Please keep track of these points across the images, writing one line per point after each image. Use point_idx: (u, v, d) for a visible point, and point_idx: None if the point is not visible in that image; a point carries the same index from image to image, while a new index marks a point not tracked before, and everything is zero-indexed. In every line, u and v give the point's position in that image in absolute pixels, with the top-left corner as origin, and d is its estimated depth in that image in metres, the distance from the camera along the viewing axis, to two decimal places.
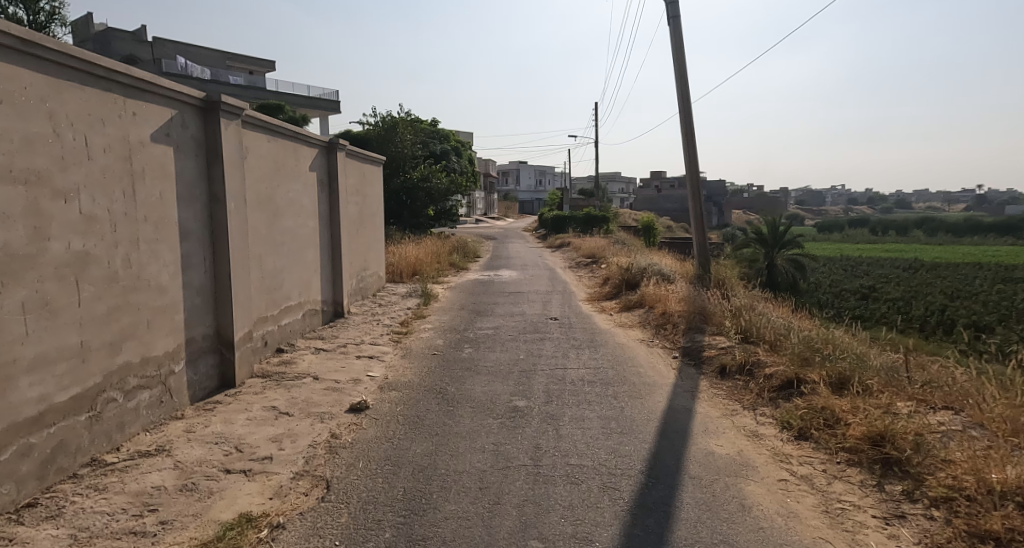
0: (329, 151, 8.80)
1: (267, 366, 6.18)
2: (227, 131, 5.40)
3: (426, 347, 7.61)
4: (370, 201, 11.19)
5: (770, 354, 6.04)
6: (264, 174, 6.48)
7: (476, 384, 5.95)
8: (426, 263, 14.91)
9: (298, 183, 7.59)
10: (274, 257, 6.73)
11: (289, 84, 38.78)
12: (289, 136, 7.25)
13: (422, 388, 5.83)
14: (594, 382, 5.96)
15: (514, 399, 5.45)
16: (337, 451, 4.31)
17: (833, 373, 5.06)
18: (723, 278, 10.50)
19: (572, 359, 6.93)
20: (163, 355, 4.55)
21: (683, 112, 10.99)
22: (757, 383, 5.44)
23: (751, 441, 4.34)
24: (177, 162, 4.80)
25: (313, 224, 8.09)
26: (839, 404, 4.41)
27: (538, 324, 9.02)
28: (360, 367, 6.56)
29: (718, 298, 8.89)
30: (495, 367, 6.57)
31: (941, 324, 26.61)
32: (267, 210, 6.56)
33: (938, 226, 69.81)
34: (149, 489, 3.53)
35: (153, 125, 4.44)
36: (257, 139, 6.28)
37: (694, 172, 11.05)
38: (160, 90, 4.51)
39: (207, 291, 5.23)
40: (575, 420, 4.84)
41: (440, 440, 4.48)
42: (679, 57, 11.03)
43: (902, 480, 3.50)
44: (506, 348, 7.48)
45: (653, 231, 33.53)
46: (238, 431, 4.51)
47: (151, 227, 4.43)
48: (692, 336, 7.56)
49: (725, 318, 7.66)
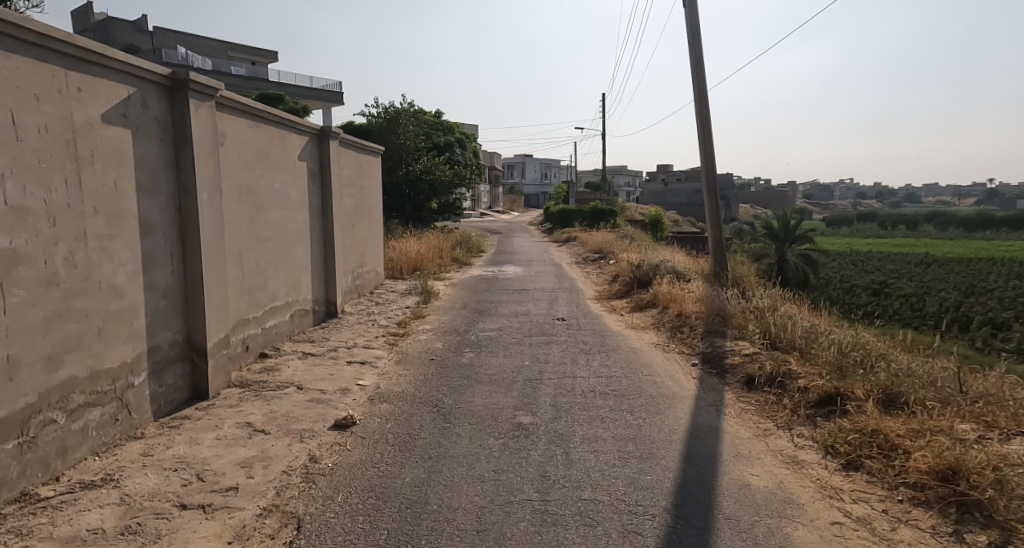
0: (321, 139, 8.23)
1: (247, 373, 5.63)
2: (199, 114, 4.83)
3: (424, 351, 7.04)
4: (367, 195, 10.61)
5: (802, 364, 5.44)
6: (244, 162, 5.90)
7: (476, 395, 5.39)
8: (428, 259, 14.33)
9: (285, 173, 7.01)
10: (256, 253, 6.16)
11: (292, 75, 38.16)
12: (274, 121, 6.68)
13: (417, 401, 5.27)
14: (606, 394, 5.39)
15: (519, 415, 4.87)
16: (314, 479, 3.74)
17: (879, 389, 4.46)
18: (740, 277, 9.88)
19: (582, 366, 6.35)
20: (119, 368, 3.99)
21: (699, 100, 10.36)
22: (790, 397, 4.85)
23: (793, 471, 3.75)
24: (137, 147, 4.23)
25: (302, 217, 7.53)
26: (894, 427, 3.82)
27: (544, 325, 8.45)
28: (350, 375, 6.00)
29: (738, 299, 8.26)
30: (497, 376, 6.00)
31: (956, 322, 25.86)
32: (247, 203, 5.99)
33: (949, 221, 68.76)
34: (84, 533, 2.97)
35: (105, 104, 3.87)
36: (236, 125, 5.72)
37: (710, 164, 10.42)
38: (114, 64, 3.94)
39: (174, 292, 4.68)
40: (587, 443, 4.26)
41: (434, 467, 3.91)
42: (696, 42, 10.40)
43: (985, 530, 2.91)
44: (510, 353, 6.92)
45: (660, 226, 33.00)
46: (204, 454, 3.95)
47: (104, 221, 3.87)
48: (711, 340, 6.95)
49: (749, 322, 7.04)
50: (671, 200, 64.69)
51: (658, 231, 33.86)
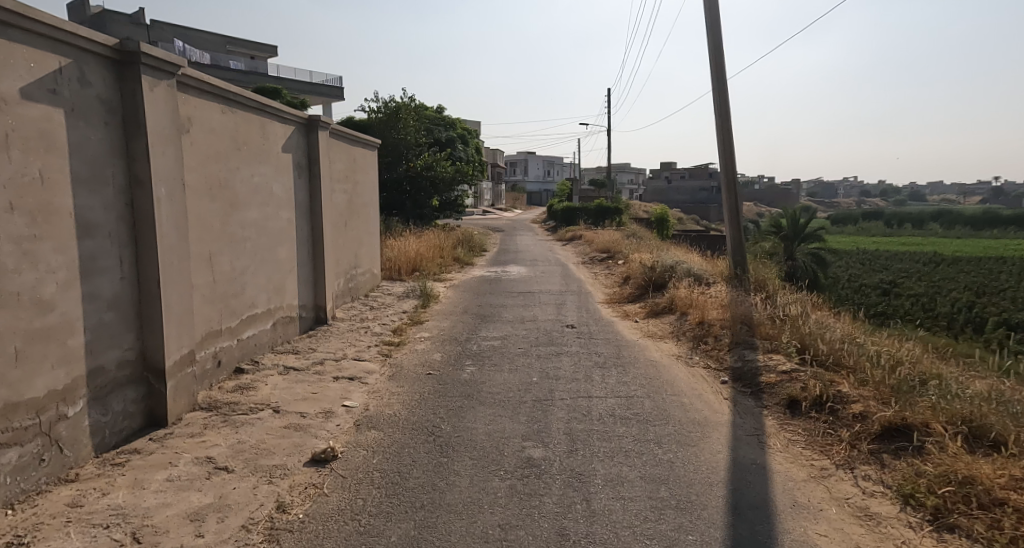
0: (309, 130, 7.51)
1: (217, 394, 4.93)
2: (155, 95, 4.14)
3: (420, 365, 6.33)
4: (362, 191, 9.90)
5: (855, 386, 4.71)
6: (214, 153, 5.19)
7: (477, 420, 4.69)
8: (428, 259, 13.62)
9: (266, 166, 6.30)
10: (229, 256, 5.46)
11: (291, 70, 37.40)
12: (251, 107, 5.95)
13: (409, 427, 4.57)
14: (628, 419, 4.70)
15: (528, 447, 4.16)
16: (278, 538, 3.05)
17: (960, 424, 3.75)
18: (763, 280, 9.17)
19: (597, 384, 5.64)
20: (47, 397, 3.29)
21: (717, 91, 9.63)
22: (847, 428, 4.14)
23: (868, 528, 3.05)
24: (74, 131, 3.54)
25: (286, 216, 6.82)
26: (994, 476, 3.12)
27: (553, 333, 7.76)
28: (336, 394, 5.30)
29: (765, 306, 7.53)
30: (502, 395, 5.30)
31: (969, 322, 25.14)
32: (219, 199, 5.27)
33: (955, 220, 67.93)
34: None
35: (25, 75, 3.20)
36: (205, 111, 5.03)
37: (729, 158, 9.69)
38: (38, 28, 3.28)
39: (124, 303, 3.98)
40: (610, 486, 3.56)
41: (426, 520, 3.21)
42: (714, 27, 9.67)
43: None
44: (515, 367, 6.23)
45: (665, 223, 32.23)
46: (148, 502, 3.26)
47: (24, 219, 3.18)
48: (740, 353, 6.24)
49: (783, 333, 6.32)
50: (675, 198, 63.91)
51: (664, 230, 33.00)
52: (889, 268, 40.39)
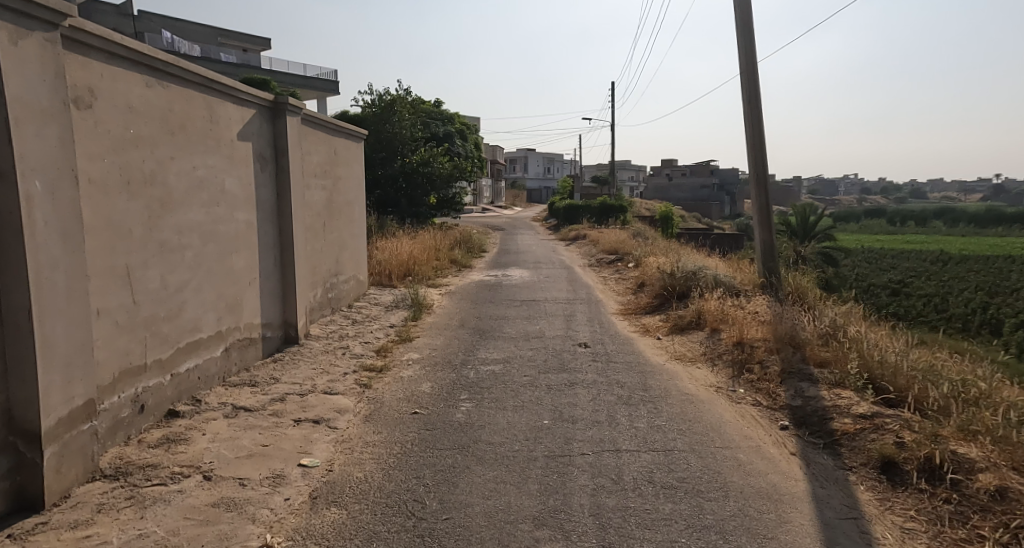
0: (274, 114, 6.30)
1: (133, 454, 3.77)
2: (25, 52, 2.97)
3: (404, 400, 5.14)
4: (344, 187, 8.72)
5: (976, 445, 3.57)
6: (133, 136, 4.01)
7: (472, 491, 3.52)
8: (422, 263, 12.44)
9: (215, 156, 5.12)
10: (158, 270, 4.29)
11: (284, 63, 36.20)
12: (193, 82, 4.77)
13: (381, 504, 3.39)
14: (673, 489, 3.53)
15: (542, 543, 2.99)
16: None
17: None
18: (801, 290, 7.99)
19: (624, 430, 4.47)
20: None
21: (746, 76, 8.45)
22: (992, 520, 3.01)
23: None
24: None
25: (243, 216, 5.64)
26: None
27: (564, 355, 6.59)
28: (292, 448, 4.11)
29: (814, 322, 6.37)
30: (503, 447, 4.14)
31: (987, 323, 24.04)
32: (140, 197, 4.09)
33: (960, 217, 66.82)
34: None
35: None
36: (118, 82, 3.86)
37: (760, 154, 8.51)
38: None
39: None
40: None
41: None
42: (742, 4, 8.52)
43: None
44: (521, 402, 5.07)
45: (670, 221, 31.10)
46: None
47: None
48: (797, 386, 5.09)
49: (847, 361, 5.15)
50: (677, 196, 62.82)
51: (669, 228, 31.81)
52: (896, 266, 39.32)
